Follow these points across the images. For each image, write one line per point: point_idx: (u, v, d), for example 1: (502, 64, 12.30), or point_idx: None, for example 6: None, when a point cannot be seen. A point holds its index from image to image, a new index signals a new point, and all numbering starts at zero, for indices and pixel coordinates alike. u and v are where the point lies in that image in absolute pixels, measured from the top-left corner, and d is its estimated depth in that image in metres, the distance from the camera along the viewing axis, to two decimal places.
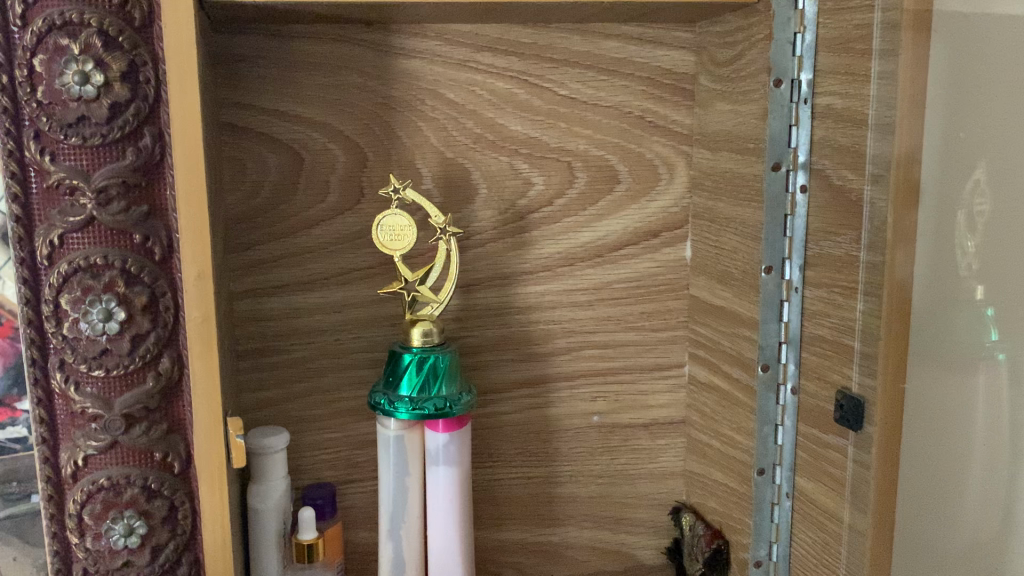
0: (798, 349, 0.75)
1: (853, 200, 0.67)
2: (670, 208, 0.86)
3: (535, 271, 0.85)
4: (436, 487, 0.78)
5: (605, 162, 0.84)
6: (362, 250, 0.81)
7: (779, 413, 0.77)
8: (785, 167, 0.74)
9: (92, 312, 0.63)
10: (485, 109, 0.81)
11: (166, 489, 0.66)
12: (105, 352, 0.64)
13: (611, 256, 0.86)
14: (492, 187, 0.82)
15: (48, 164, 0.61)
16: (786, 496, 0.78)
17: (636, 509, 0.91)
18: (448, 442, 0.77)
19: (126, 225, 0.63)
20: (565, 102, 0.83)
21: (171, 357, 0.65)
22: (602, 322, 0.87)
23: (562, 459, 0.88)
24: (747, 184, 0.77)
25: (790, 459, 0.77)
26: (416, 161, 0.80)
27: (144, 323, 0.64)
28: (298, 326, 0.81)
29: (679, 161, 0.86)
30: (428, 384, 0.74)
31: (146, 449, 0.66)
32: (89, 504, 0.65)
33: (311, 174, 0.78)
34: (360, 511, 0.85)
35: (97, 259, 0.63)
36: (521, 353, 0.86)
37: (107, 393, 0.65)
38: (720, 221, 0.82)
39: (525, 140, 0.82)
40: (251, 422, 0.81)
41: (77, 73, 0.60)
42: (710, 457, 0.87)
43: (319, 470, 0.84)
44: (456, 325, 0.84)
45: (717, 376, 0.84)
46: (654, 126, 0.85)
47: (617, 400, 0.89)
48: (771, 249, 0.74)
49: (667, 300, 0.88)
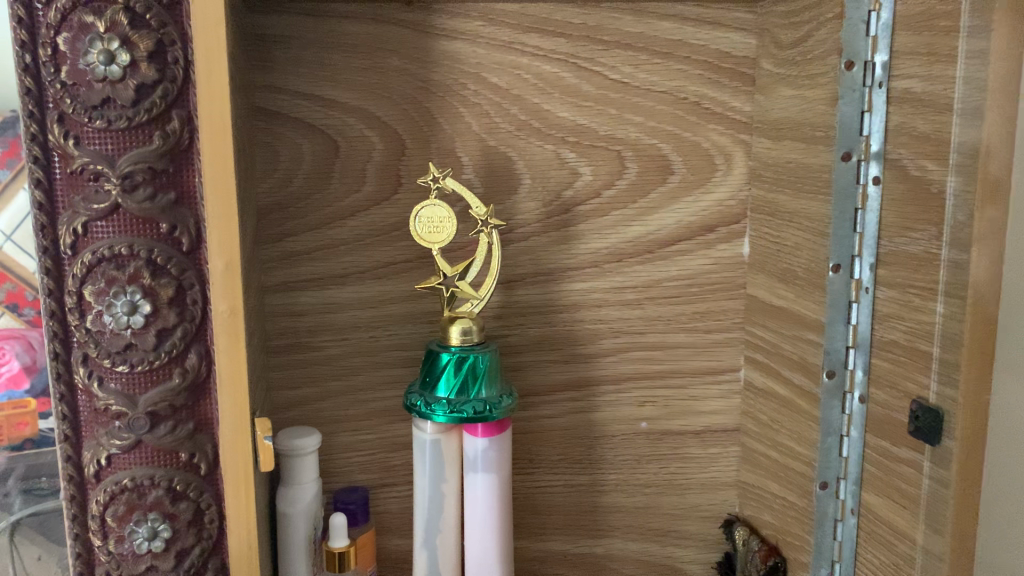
0: (867, 354, 0.69)
1: (934, 192, 0.61)
2: (726, 201, 0.81)
3: (581, 268, 0.80)
4: (474, 495, 0.73)
5: (657, 151, 0.79)
6: (399, 242, 0.76)
7: (845, 423, 0.72)
8: (857, 157, 0.68)
9: (117, 304, 0.59)
10: (531, 94, 0.76)
11: (191, 491, 0.63)
12: (130, 346, 0.60)
13: (662, 251, 0.80)
14: (537, 178, 0.77)
15: (72, 148, 0.58)
16: (850, 512, 0.72)
17: (685, 521, 0.86)
18: (487, 446, 0.72)
19: (152, 214, 0.59)
20: (616, 87, 0.77)
21: (198, 352, 0.62)
22: (651, 322, 0.82)
23: (606, 466, 0.83)
24: (815, 175, 0.71)
25: (855, 474, 0.71)
26: (456, 148, 0.76)
27: (170, 316, 0.60)
28: (332, 322, 0.77)
29: (737, 150, 0.80)
30: (467, 386, 0.70)
31: (171, 448, 0.62)
32: (112, 505, 0.62)
33: (346, 162, 0.74)
34: (394, 516, 0.81)
35: (121, 249, 0.59)
36: (565, 354, 0.81)
37: (131, 390, 0.61)
38: (783, 216, 0.76)
39: (573, 128, 0.77)
40: (281, 422, 0.77)
41: (102, 53, 0.57)
42: (766, 468, 0.81)
43: (351, 473, 0.80)
44: (497, 323, 0.79)
45: (776, 383, 0.79)
46: (710, 113, 0.79)
47: (666, 406, 0.84)
48: (839, 246, 0.69)
49: (722, 299, 0.83)
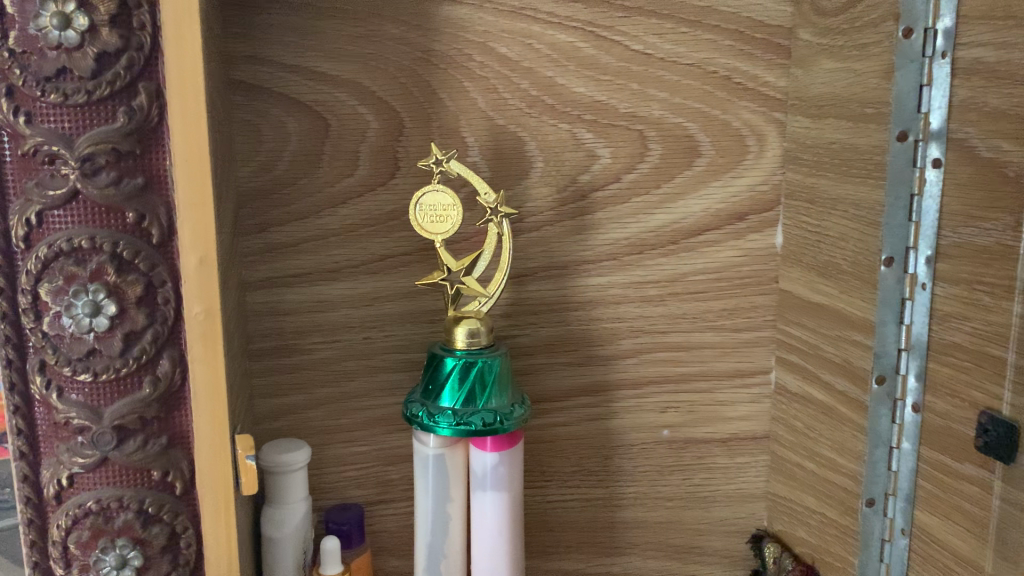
0: (922, 359, 0.62)
1: (1010, 176, 0.53)
2: (758, 186, 0.73)
3: (598, 261, 0.72)
4: (482, 517, 0.65)
5: (683, 130, 0.71)
6: (397, 232, 0.68)
7: (895, 434, 0.64)
8: (914, 137, 0.60)
9: (77, 305, 0.51)
10: (544, 66, 0.68)
11: (165, 513, 0.54)
12: (93, 352, 0.52)
13: (687, 242, 0.73)
14: (550, 160, 0.70)
15: (23, 126, 0.49)
16: (900, 533, 0.65)
17: (710, 537, 0.79)
18: (497, 462, 0.65)
19: (117, 201, 0.51)
20: (638, 59, 0.69)
21: (171, 358, 0.53)
22: (675, 320, 0.74)
23: (625, 479, 0.76)
24: (864, 157, 0.64)
25: (906, 491, 0.64)
26: (461, 128, 0.68)
27: (139, 317, 0.52)
28: (322, 322, 0.69)
29: (771, 130, 0.73)
30: (475, 395, 0.62)
31: (142, 467, 0.54)
32: (75, 530, 0.54)
33: (337, 142, 0.66)
34: (393, 536, 0.73)
35: (82, 242, 0.51)
36: (580, 356, 0.73)
37: (95, 401, 0.53)
38: (823, 203, 0.69)
39: (590, 104, 0.69)
40: (266, 434, 0.70)
41: (56, 16, 0.48)
42: (800, 480, 0.74)
43: (345, 489, 0.72)
44: (506, 323, 0.71)
45: (814, 388, 0.71)
46: (742, 89, 0.71)
47: (691, 412, 0.76)
48: (891, 237, 0.62)
49: (753, 294, 0.75)
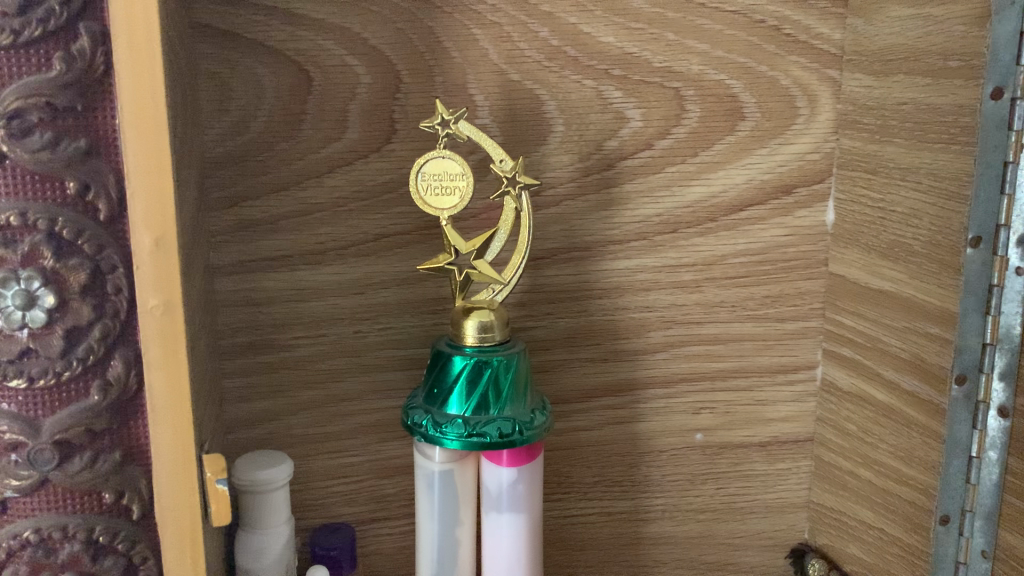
0: (1012, 355, 0.52)
1: None
2: (808, 154, 0.64)
3: (626, 241, 0.62)
4: (498, 542, 0.56)
5: (725, 89, 0.61)
6: (393, 208, 0.58)
7: (975, 442, 0.55)
8: (1012, 94, 0.50)
9: (6, 295, 0.40)
10: (566, 11, 0.58)
11: (121, 543, 0.43)
12: (27, 353, 0.41)
13: (726, 220, 0.63)
14: (572, 123, 0.60)
15: None
16: (981, 556, 0.55)
17: (746, 552, 0.70)
18: (515, 479, 0.55)
19: (53, 166, 0.39)
20: (675, 4, 0.59)
21: (125, 360, 0.42)
22: (712, 309, 0.65)
23: (653, 489, 0.67)
24: (945, 119, 0.54)
25: (988, 507, 0.54)
26: (469, 84, 0.58)
27: (85, 310, 0.41)
28: (305, 313, 0.59)
29: (824, 89, 0.63)
30: (487, 402, 0.52)
31: (90, 490, 0.42)
32: (10, 566, 0.42)
33: (322, 100, 0.56)
34: (389, 559, 0.64)
35: (9, 216, 0.39)
36: (604, 351, 0.64)
37: (31, 413, 0.41)
38: (887, 172, 0.59)
39: (619, 57, 0.59)
40: (240, 444, 0.59)
41: None
42: (850, 489, 0.65)
43: (333, 507, 0.62)
44: (520, 313, 0.62)
45: (872, 387, 0.62)
46: (792, 41, 0.62)
47: (727, 414, 0.67)
48: (980, 211, 0.52)
49: (799, 279, 0.66)
